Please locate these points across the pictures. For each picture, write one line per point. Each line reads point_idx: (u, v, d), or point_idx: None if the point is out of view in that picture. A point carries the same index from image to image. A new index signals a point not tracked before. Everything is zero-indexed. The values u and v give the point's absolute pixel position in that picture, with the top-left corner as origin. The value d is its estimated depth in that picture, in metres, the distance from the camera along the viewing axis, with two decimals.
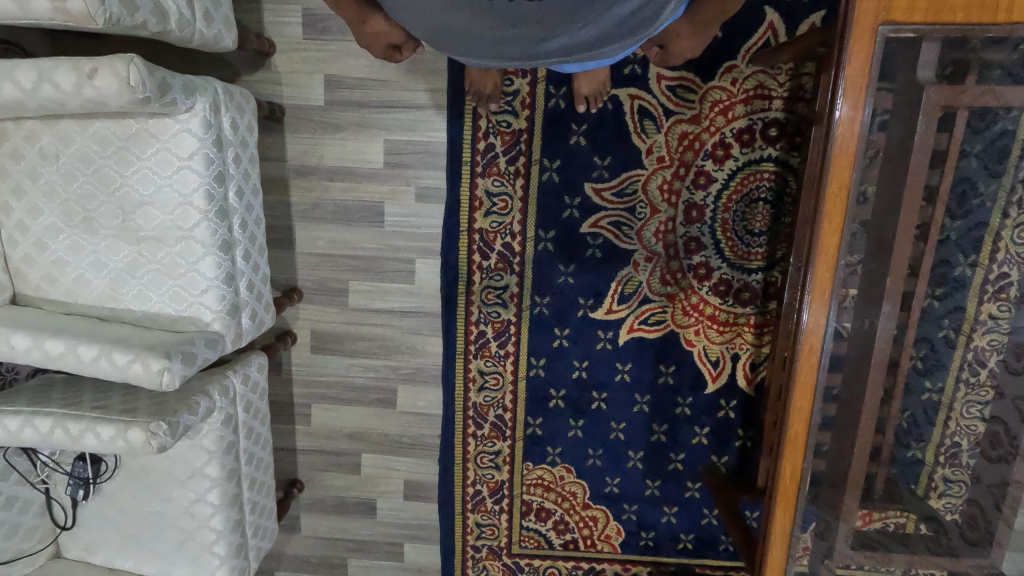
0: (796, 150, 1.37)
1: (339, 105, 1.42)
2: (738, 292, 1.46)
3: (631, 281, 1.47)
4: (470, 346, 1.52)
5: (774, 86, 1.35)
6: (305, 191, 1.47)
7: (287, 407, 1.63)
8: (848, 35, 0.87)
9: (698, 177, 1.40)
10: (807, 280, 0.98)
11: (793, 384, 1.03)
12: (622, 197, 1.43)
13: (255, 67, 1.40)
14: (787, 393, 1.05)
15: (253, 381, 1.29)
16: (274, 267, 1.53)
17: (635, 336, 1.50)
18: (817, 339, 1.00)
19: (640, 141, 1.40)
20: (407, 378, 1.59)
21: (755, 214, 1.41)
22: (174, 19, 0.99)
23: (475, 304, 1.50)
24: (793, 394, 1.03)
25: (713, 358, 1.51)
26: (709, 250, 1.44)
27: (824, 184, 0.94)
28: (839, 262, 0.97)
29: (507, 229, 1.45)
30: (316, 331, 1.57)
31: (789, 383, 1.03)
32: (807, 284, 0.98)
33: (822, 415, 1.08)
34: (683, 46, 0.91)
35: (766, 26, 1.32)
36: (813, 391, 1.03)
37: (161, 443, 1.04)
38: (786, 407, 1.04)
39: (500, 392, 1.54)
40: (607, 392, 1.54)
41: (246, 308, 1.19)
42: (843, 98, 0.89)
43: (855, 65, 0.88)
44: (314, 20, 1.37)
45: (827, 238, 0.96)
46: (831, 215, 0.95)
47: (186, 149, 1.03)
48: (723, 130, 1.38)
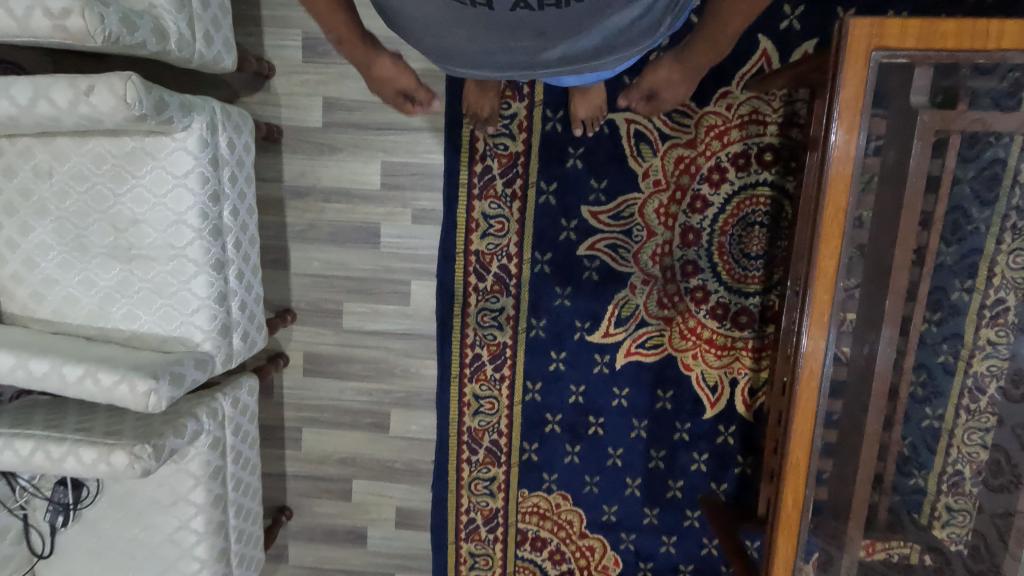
0: (791, 175, 1.38)
1: (336, 126, 1.42)
2: (735, 316, 1.45)
3: (628, 304, 1.46)
4: (465, 369, 1.50)
5: (769, 111, 1.36)
6: (301, 211, 1.47)
7: (278, 431, 1.60)
8: (842, 59, 0.88)
9: (695, 200, 1.41)
10: (805, 303, 0.97)
11: (794, 409, 1.01)
12: (619, 220, 1.43)
13: (255, 88, 1.41)
14: (788, 418, 1.03)
15: (243, 404, 1.26)
16: (268, 288, 1.52)
17: (632, 359, 1.49)
18: (816, 362, 0.99)
19: (636, 165, 1.41)
20: (401, 402, 1.56)
21: (752, 237, 1.41)
22: (174, 39, 1.00)
23: (471, 326, 1.48)
24: (794, 419, 1.02)
25: (711, 383, 1.49)
26: (706, 273, 1.43)
27: (821, 206, 0.93)
28: (838, 284, 0.97)
29: (503, 251, 1.45)
30: (309, 353, 1.55)
31: (790, 408, 1.02)
32: (806, 307, 0.97)
33: (823, 441, 1.06)
34: (673, 92, 1.02)
35: (760, 54, 1.34)
36: (814, 416, 1.01)
37: (145, 467, 1.01)
38: (788, 433, 1.02)
39: (495, 417, 1.52)
40: (604, 417, 1.52)
41: (237, 329, 1.17)
42: (839, 121, 0.90)
43: (849, 88, 0.88)
44: (314, 44, 1.38)
45: (825, 260, 0.95)
46: (828, 237, 0.94)
47: (182, 167, 1.02)
48: (719, 154, 1.39)
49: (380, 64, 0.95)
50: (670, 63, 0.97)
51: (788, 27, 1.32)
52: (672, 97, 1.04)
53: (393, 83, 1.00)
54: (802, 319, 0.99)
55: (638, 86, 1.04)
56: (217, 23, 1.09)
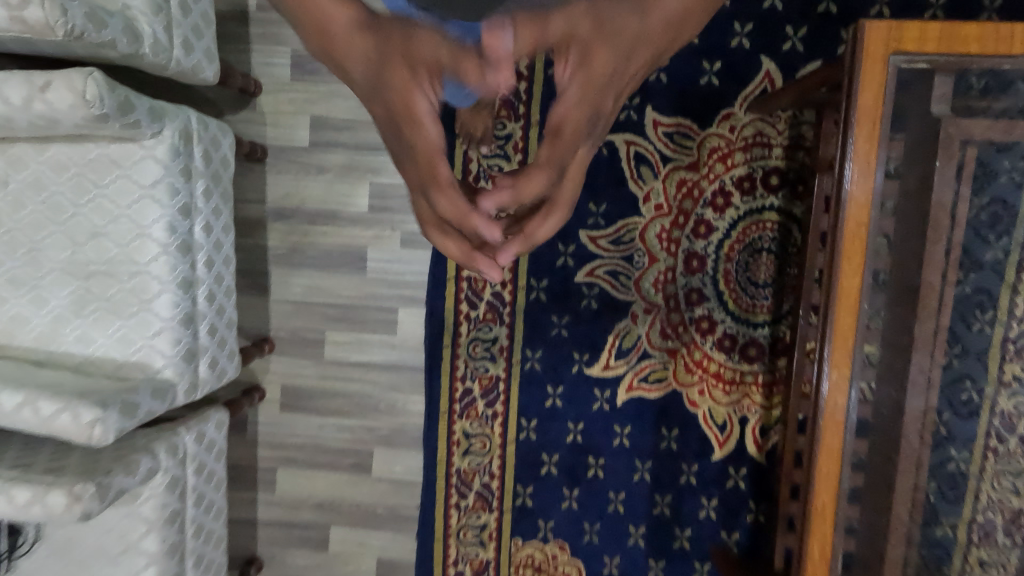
0: (798, 199, 1.32)
1: (324, 146, 1.36)
2: (744, 348, 1.36)
3: (629, 335, 1.37)
4: (455, 405, 1.39)
5: (773, 133, 1.31)
6: (285, 234, 1.39)
7: (250, 472, 1.46)
8: (859, 63, 0.82)
9: (698, 225, 1.34)
10: (826, 328, 0.88)
11: (817, 447, 0.91)
12: (619, 245, 1.36)
13: (240, 106, 1.36)
14: (811, 457, 0.92)
15: (208, 440, 1.15)
16: (245, 315, 1.42)
17: (634, 395, 1.39)
18: (842, 395, 0.90)
19: (637, 188, 1.35)
20: (385, 440, 1.44)
21: (759, 264, 1.34)
22: (149, 43, 0.94)
23: (461, 357, 1.39)
24: (819, 459, 0.91)
25: (719, 421, 1.38)
26: (712, 302, 1.35)
27: (840, 223, 0.86)
28: (862, 307, 0.88)
29: (496, 277, 1.37)
30: (287, 386, 1.43)
31: (813, 446, 0.91)
32: (827, 332, 0.88)
33: (851, 484, 0.95)
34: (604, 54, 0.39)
35: (763, 75, 1.30)
36: (841, 455, 0.91)
37: (85, 509, 0.88)
38: (812, 476, 0.91)
39: (487, 457, 1.40)
40: (604, 458, 1.40)
41: (205, 355, 1.07)
42: (856, 136, 0.83)
43: (868, 94, 0.82)
44: (303, 61, 1.34)
45: (847, 280, 0.87)
46: (850, 254, 0.87)
47: (149, 177, 0.95)
48: (723, 177, 1.33)
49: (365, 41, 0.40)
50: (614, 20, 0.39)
51: (791, 49, 1.29)
52: (572, 185, 0.52)
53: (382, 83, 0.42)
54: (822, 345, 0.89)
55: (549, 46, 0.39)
56: (198, 30, 1.04)
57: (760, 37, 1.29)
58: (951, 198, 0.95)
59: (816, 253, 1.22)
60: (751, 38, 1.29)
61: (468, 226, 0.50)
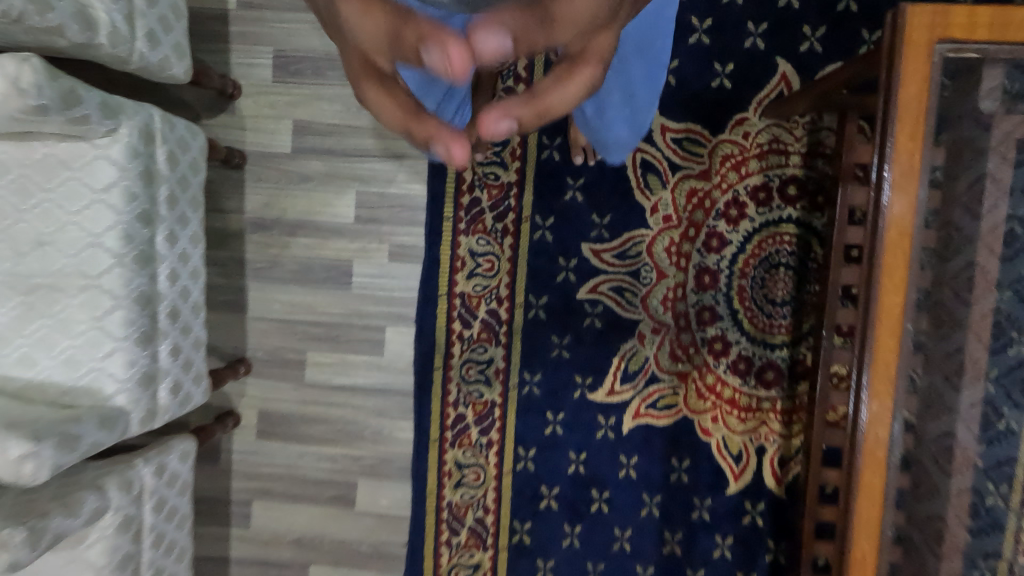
0: (817, 211, 1.22)
1: (307, 152, 1.27)
2: (761, 371, 1.25)
3: (636, 357, 1.26)
4: (446, 432, 1.28)
5: (791, 140, 1.22)
6: (264, 246, 1.29)
7: (223, 505, 1.34)
8: (899, 52, 0.72)
9: (710, 238, 1.24)
10: (864, 348, 0.78)
11: (855, 486, 0.79)
12: (625, 260, 1.25)
13: (218, 110, 1.27)
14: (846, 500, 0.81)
15: (171, 472, 1.03)
16: (220, 334, 1.31)
17: (641, 423, 1.27)
18: (884, 427, 0.78)
19: (644, 198, 1.25)
20: (370, 471, 1.32)
21: (777, 281, 1.24)
22: (105, 32, 0.86)
23: (454, 381, 1.28)
24: (857, 503, 0.79)
25: (735, 451, 1.26)
26: (725, 322, 1.24)
27: (881, 228, 0.76)
28: (905, 328, 0.77)
29: (492, 294, 1.26)
30: (265, 411, 1.32)
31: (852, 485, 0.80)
32: (864, 353, 0.78)
33: (895, 532, 0.83)
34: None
35: (779, 77, 1.21)
36: (883, 498, 0.80)
37: (14, 558, 0.78)
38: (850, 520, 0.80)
39: (480, 490, 1.29)
40: (609, 491, 1.28)
41: (166, 378, 0.96)
42: (898, 131, 0.73)
43: (910, 86, 0.73)
44: (286, 62, 1.25)
45: (888, 298, 0.77)
46: (890, 269, 0.76)
47: (102, 180, 0.86)
48: (737, 187, 1.23)
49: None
50: None
51: (809, 49, 1.20)
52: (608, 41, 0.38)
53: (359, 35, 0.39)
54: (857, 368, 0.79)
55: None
56: (165, 24, 0.96)
57: (776, 37, 1.21)
58: (1003, 219, 0.85)
59: (841, 270, 1.12)
60: (766, 38, 1.21)
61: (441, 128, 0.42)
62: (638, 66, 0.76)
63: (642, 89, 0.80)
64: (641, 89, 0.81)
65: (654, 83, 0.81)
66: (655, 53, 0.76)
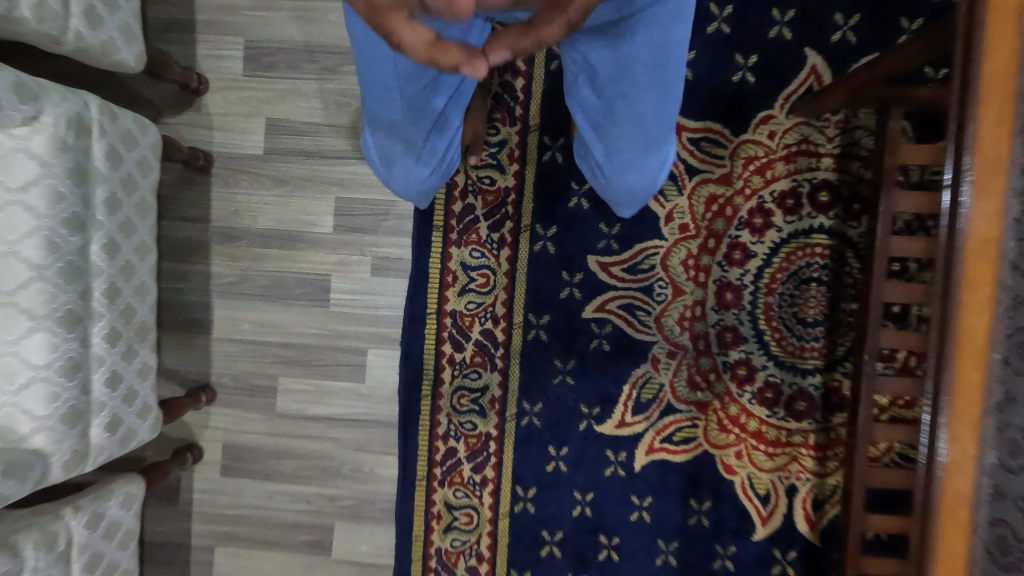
0: (853, 219, 1.08)
1: (281, 154, 1.14)
2: (791, 401, 1.10)
3: (649, 385, 1.12)
4: (435, 469, 1.13)
5: (822, 140, 1.09)
6: (232, 259, 1.15)
7: (181, 553, 1.18)
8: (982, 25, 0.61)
9: (732, 250, 1.10)
10: (938, 378, 0.66)
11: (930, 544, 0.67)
12: (636, 274, 1.11)
13: (181, 106, 1.14)
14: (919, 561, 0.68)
15: (109, 521, 0.89)
16: (181, 357, 1.17)
17: (655, 459, 1.12)
18: (966, 478, 0.66)
19: (657, 205, 1.11)
20: (348, 513, 1.16)
21: (808, 298, 1.09)
22: (29, 5, 0.76)
23: (444, 411, 1.13)
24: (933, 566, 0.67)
25: (762, 492, 1.11)
26: (751, 344, 1.10)
27: (961, 234, 0.64)
28: (993, 354, 0.64)
29: (486, 312, 1.12)
30: (231, 444, 1.17)
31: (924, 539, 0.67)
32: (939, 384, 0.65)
33: None
34: None
35: (808, 71, 1.09)
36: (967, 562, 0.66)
37: None
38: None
39: (474, 535, 1.14)
40: (620, 537, 1.13)
41: (101, 413, 0.82)
42: (982, 112, 0.62)
43: (995, 65, 0.61)
44: (258, 54, 1.13)
45: (970, 318, 0.64)
46: (973, 283, 0.64)
47: (19, 177, 0.73)
48: (761, 192, 1.10)
49: None
50: None
51: (841, 40, 1.08)
52: None
53: None
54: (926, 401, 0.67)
55: None
56: (110, 2, 0.86)
57: (804, 26, 1.08)
58: None
59: (885, 285, 0.97)
60: (794, 28, 1.08)
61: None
62: (648, 106, 0.73)
63: (655, 138, 0.78)
64: (654, 134, 0.78)
65: (669, 129, 0.78)
66: (670, 102, 0.73)
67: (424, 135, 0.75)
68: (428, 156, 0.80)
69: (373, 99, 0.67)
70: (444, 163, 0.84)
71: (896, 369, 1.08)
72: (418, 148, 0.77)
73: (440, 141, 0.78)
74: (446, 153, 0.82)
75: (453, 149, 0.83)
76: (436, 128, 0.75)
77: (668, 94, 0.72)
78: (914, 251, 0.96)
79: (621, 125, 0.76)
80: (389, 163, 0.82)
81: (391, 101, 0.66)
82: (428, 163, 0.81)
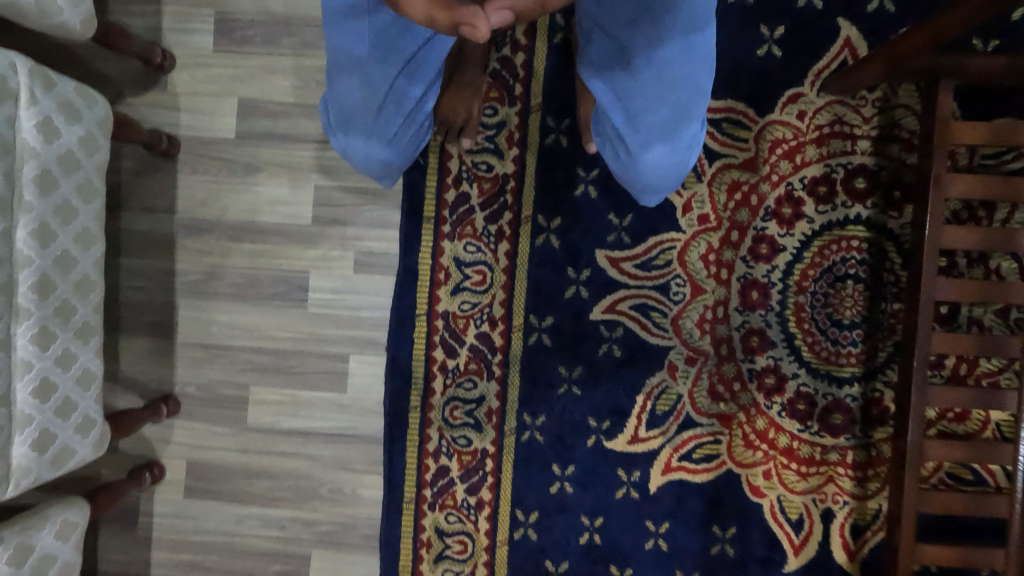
0: (894, 209, 0.96)
1: (255, 138, 1.02)
2: (827, 414, 0.97)
3: (666, 395, 0.99)
4: (425, 491, 1.01)
5: (858, 120, 0.97)
6: (199, 255, 1.04)
7: None
8: None
9: (758, 244, 0.98)
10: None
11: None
12: (650, 271, 0.99)
13: (145, 85, 1.03)
14: None
15: (39, 553, 0.77)
16: (142, 364, 1.04)
17: (672, 479, 0.99)
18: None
19: (674, 194, 0.99)
20: (326, 539, 1.04)
21: (845, 297, 0.97)
22: None
23: (434, 425, 1.01)
24: None
25: (794, 517, 0.98)
26: (780, 350, 0.98)
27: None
28: None
29: (482, 314, 1.00)
30: (196, 462, 1.05)
31: None
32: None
33: None
34: None
35: (841, 43, 0.97)
36: None
37: None
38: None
39: (467, 565, 1.01)
40: (633, 568, 1.00)
41: (26, 429, 0.72)
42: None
43: None
44: (231, 28, 1.02)
45: None
46: None
47: None
48: (790, 179, 0.98)
49: None
50: None
51: (878, 9, 0.97)
52: None
53: None
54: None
55: None
56: None
57: None
58: None
59: (936, 281, 0.85)
60: None
61: None
62: (675, 53, 0.62)
63: (684, 98, 0.66)
64: (684, 92, 0.66)
65: (698, 91, 0.66)
66: (699, 56, 0.64)
67: (391, 81, 0.63)
68: (395, 110, 0.67)
69: (337, 28, 0.58)
70: (415, 121, 0.71)
71: (945, 377, 0.96)
72: (384, 99, 0.65)
73: (412, 91, 0.66)
74: (417, 113, 0.70)
75: (426, 106, 0.70)
76: (407, 73, 0.63)
77: (696, 45, 0.63)
78: (968, 241, 0.85)
79: (648, 80, 0.64)
80: (349, 122, 0.70)
81: (358, 31, 0.58)
82: (397, 121, 0.69)
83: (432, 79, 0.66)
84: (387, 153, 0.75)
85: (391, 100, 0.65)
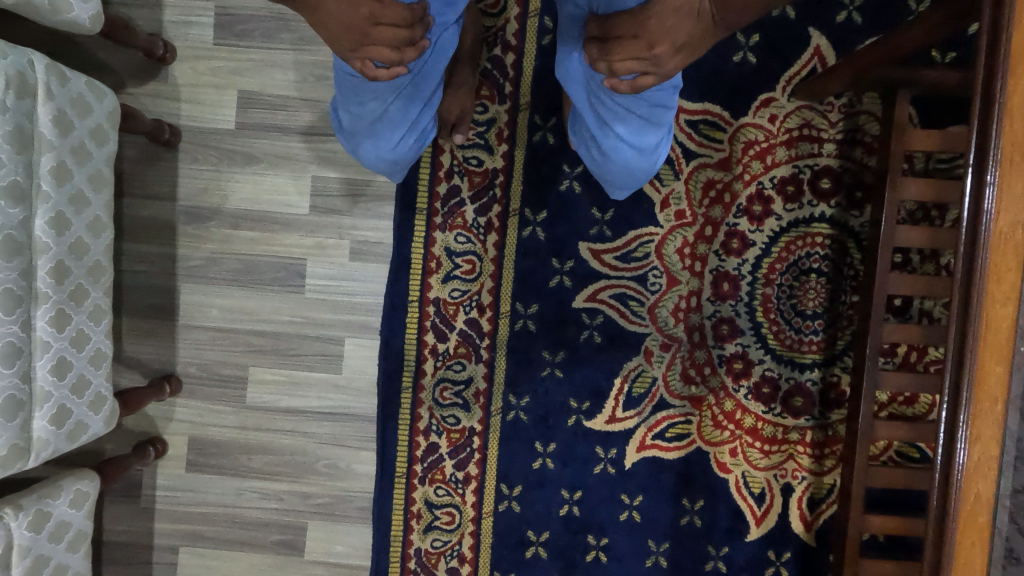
0: (856, 209, 1.04)
1: (253, 130, 1.06)
2: (788, 396, 1.06)
3: (642, 378, 1.07)
4: (415, 466, 1.07)
5: (824, 124, 1.04)
6: (199, 241, 1.08)
7: (143, 552, 1.11)
8: (1012, 23, 0.67)
9: (729, 239, 1.05)
10: (962, 376, 0.71)
11: (951, 531, 0.72)
12: (629, 263, 1.06)
13: (147, 75, 1.06)
14: (941, 525, 0.73)
15: (56, 518, 0.84)
16: (144, 345, 1.09)
17: (646, 457, 1.07)
18: (986, 479, 0.72)
19: (654, 190, 1.06)
20: (322, 511, 1.10)
21: (808, 289, 1.05)
22: None
23: (425, 405, 1.07)
24: (957, 524, 0.72)
25: (757, 491, 1.07)
26: (748, 337, 1.05)
27: (984, 231, 0.69)
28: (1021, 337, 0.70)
29: (471, 301, 1.06)
30: (198, 439, 1.10)
31: (941, 536, 0.72)
32: (963, 381, 0.71)
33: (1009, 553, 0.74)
34: (629, 49, 0.62)
35: (812, 51, 1.04)
36: (989, 524, 0.72)
37: None
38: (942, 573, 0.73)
39: (455, 535, 1.08)
40: (608, 538, 1.08)
41: (45, 404, 0.78)
42: (1008, 100, 0.68)
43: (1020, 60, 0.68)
44: (231, 22, 1.05)
45: (996, 308, 0.70)
46: (998, 272, 0.70)
47: None
48: (761, 178, 1.05)
49: (341, 37, 0.60)
50: (664, 23, 0.59)
51: (847, 20, 1.03)
52: (627, 57, 0.62)
53: (345, 40, 0.60)
54: (946, 401, 0.72)
55: (623, 39, 0.62)
56: None
57: (808, 4, 1.03)
58: None
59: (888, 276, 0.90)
60: (797, 6, 1.03)
61: (405, 56, 0.63)
62: None
63: (648, 111, 0.72)
64: (647, 106, 0.72)
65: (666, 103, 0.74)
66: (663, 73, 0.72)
67: (396, 94, 0.71)
68: (399, 116, 0.74)
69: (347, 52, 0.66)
70: (417, 127, 0.77)
71: (897, 364, 1.04)
72: (389, 108, 0.72)
73: (415, 102, 0.73)
74: (420, 116, 0.76)
75: (427, 112, 0.76)
76: (411, 86, 0.71)
77: None
78: (920, 242, 0.88)
79: (614, 93, 0.71)
80: (355, 128, 0.76)
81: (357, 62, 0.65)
82: (396, 124, 0.75)
83: (435, 88, 0.74)
84: (388, 155, 0.80)
85: (394, 108, 0.72)
